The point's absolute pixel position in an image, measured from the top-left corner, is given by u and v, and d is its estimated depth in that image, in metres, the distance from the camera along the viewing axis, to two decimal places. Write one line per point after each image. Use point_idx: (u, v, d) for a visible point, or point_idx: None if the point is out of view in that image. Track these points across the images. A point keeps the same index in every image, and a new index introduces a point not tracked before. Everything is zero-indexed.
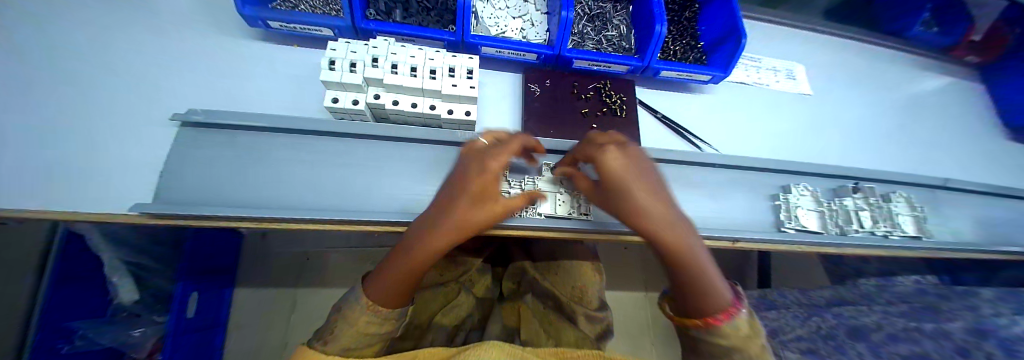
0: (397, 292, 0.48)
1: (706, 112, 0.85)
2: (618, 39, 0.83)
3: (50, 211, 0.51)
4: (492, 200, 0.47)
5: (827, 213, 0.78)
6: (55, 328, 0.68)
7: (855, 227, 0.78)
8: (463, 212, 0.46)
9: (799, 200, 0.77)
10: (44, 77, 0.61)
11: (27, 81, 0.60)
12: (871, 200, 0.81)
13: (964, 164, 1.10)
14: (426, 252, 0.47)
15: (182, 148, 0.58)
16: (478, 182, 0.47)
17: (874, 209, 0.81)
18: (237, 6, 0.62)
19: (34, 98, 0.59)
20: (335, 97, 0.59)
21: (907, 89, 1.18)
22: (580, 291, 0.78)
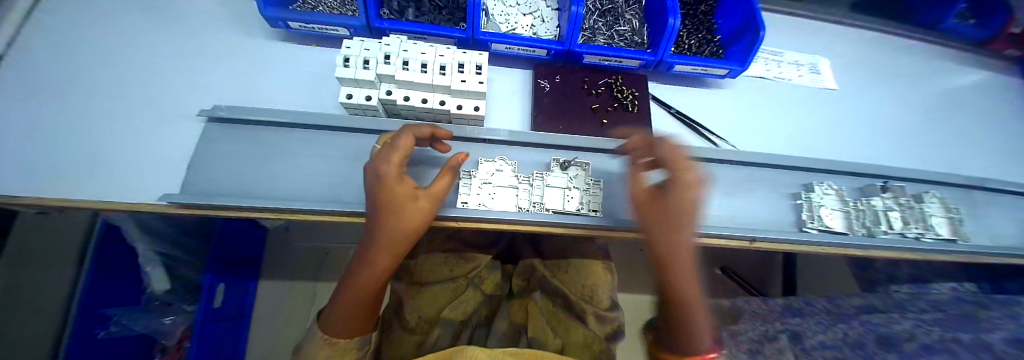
0: (358, 315, 0.51)
1: (723, 108, 0.83)
2: (631, 34, 0.81)
3: (91, 201, 0.55)
4: (404, 206, 0.49)
5: (853, 214, 0.74)
6: (92, 315, 0.72)
7: (884, 228, 0.74)
8: (387, 226, 0.50)
9: (822, 199, 0.74)
10: (91, 81, 0.66)
11: (76, 85, 0.65)
12: (902, 200, 0.77)
13: (1007, 164, 1.03)
14: (372, 275, 0.50)
15: (207, 143, 0.61)
16: (389, 190, 0.49)
17: (906, 211, 0.77)
18: (260, 7, 0.65)
19: (82, 100, 0.64)
20: (349, 93, 0.61)
21: (942, 84, 1.11)
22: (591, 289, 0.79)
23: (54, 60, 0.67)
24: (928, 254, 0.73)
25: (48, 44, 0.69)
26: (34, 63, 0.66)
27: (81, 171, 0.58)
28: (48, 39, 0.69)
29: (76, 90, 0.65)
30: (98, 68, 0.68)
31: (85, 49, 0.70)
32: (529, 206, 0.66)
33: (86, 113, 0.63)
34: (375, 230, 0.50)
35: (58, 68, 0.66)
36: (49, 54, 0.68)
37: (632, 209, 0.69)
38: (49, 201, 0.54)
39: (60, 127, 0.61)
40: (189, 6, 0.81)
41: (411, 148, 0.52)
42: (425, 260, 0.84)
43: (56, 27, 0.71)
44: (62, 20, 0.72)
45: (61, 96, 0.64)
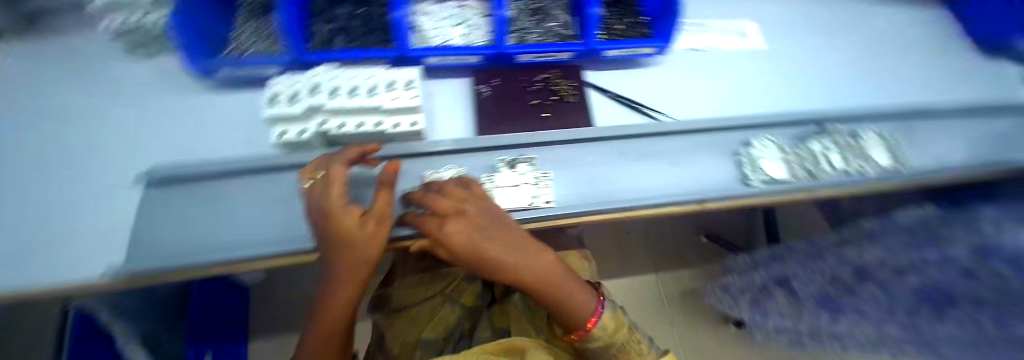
0: (331, 349, 0.57)
1: (659, 84, 0.86)
2: (560, 28, 0.85)
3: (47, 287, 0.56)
4: (357, 236, 0.51)
5: (790, 160, 0.77)
6: None
7: (824, 167, 0.77)
8: (341, 256, 0.52)
9: (762, 152, 0.76)
10: (44, 175, 0.69)
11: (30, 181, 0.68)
12: (840, 142, 0.80)
13: (940, 88, 1.08)
14: (334, 310, 0.55)
15: (150, 208, 0.61)
16: (337, 222, 0.50)
17: (845, 150, 0.79)
18: (190, 60, 0.72)
19: (38, 193, 0.67)
20: (284, 130, 0.62)
21: (867, 25, 1.17)
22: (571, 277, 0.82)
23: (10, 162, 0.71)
24: (875, 187, 0.74)
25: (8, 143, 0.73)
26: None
27: (36, 260, 0.60)
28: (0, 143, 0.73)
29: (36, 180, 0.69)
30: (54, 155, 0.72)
31: (39, 141, 0.74)
32: None
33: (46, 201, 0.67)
34: (331, 265, 0.53)
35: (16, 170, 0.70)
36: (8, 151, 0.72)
37: (587, 193, 0.70)
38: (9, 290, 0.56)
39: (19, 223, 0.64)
40: (132, 80, 0.84)
41: (345, 176, 0.53)
42: (404, 283, 0.84)
43: (13, 126, 0.75)
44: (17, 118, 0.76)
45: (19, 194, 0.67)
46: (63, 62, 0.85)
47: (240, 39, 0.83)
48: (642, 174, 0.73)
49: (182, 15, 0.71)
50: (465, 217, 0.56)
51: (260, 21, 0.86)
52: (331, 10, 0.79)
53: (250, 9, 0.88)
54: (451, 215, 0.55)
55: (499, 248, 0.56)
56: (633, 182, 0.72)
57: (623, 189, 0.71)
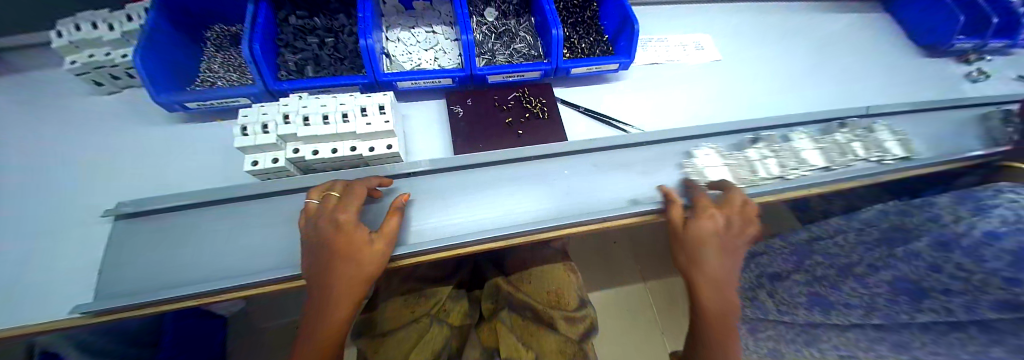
0: None
1: (625, 97, 0.91)
2: (527, 49, 0.89)
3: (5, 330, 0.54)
4: (359, 252, 0.50)
5: (824, 148, 0.84)
6: None
7: (852, 156, 0.83)
8: (344, 273, 0.50)
9: (799, 145, 0.84)
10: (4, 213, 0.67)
11: None
12: (857, 133, 0.87)
13: (887, 88, 1.16)
14: (326, 330, 0.51)
15: (115, 243, 0.60)
16: (343, 238, 0.50)
17: (860, 140, 0.86)
18: (152, 94, 0.67)
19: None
20: (255, 159, 0.62)
21: (815, 33, 1.26)
22: (557, 294, 0.84)
23: None
24: (833, 185, 0.79)
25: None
26: None
27: None
28: None
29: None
30: (15, 195, 0.70)
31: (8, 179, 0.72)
32: (466, 224, 0.66)
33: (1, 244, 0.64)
34: (327, 283, 0.50)
35: None
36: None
37: (567, 204, 0.71)
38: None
39: None
40: (102, 115, 0.83)
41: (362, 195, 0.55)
42: (387, 307, 0.82)
43: None
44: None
45: None
46: (36, 104, 0.85)
47: (210, 71, 0.84)
48: (618, 185, 0.75)
49: (144, 49, 0.67)
50: (729, 228, 0.63)
51: (230, 53, 0.88)
52: (298, 39, 0.80)
53: (218, 42, 0.89)
54: (724, 220, 0.63)
55: (732, 267, 0.64)
56: (611, 192, 0.73)
57: (605, 198, 0.73)
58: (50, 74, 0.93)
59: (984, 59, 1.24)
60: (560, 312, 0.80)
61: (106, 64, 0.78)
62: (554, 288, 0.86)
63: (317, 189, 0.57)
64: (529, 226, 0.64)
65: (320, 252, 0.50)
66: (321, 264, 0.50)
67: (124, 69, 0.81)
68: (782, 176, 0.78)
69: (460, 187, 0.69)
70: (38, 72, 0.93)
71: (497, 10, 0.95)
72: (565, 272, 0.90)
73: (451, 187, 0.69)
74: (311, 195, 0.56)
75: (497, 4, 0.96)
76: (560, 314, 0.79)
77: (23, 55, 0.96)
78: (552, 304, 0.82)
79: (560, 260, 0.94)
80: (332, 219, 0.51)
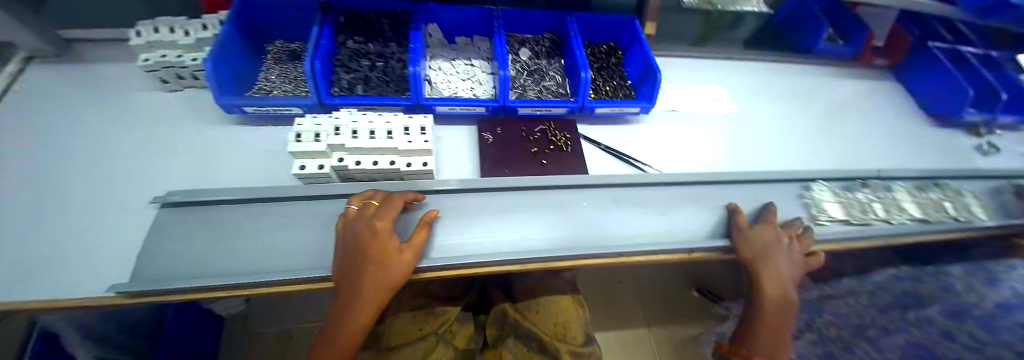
0: None
1: (643, 139, 0.97)
2: (556, 87, 0.97)
3: (41, 301, 0.56)
4: (391, 259, 0.54)
5: (923, 205, 0.94)
6: None
7: (945, 213, 0.92)
8: (374, 279, 0.52)
9: (899, 196, 0.94)
10: (59, 190, 0.72)
11: (42, 195, 0.71)
12: (947, 193, 0.97)
13: (898, 153, 1.20)
14: (344, 336, 0.53)
15: (157, 229, 0.63)
16: (377, 244, 0.53)
17: (950, 200, 0.95)
18: (217, 97, 0.74)
19: (46, 206, 0.70)
20: (303, 164, 0.68)
21: (827, 95, 1.33)
22: (564, 327, 0.84)
23: (30, 176, 0.74)
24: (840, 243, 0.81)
25: (29, 163, 0.76)
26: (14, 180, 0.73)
27: (27, 272, 0.60)
28: (26, 159, 0.77)
29: (45, 199, 0.71)
30: (73, 175, 0.75)
31: (66, 159, 0.78)
32: (487, 245, 0.68)
33: (50, 220, 0.68)
34: (355, 288, 0.52)
35: (32, 183, 0.73)
36: (33, 170, 0.75)
37: (585, 235, 0.73)
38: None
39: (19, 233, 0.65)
40: (161, 110, 0.91)
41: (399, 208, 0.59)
42: (395, 321, 0.82)
43: (49, 146, 0.80)
44: (40, 141, 0.81)
45: (27, 206, 0.69)
46: (102, 93, 0.94)
47: (266, 80, 0.92)
48: (634, 221, 0.77)
49: (217, 56, 0.75)
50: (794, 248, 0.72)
51: (287, 66, 0.97)
52: (352, 61, 0.89)
53: (277, 55, 0.98)
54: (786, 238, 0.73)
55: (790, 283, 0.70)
56: (628, 228, 0.76)
57: (622, 233, 0.75)
58: (117, 66, 1.01)
59: (994, 133, 1.29)
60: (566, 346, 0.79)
61: (175, 65, 0.85)
62: (562, 321, 0.85)
63: (355, 199, 0.61)
64: (548, 255, 0.66)
65: (356, 254, 0.53)
66: (354, 269, 0.52)
67: (190, 71, 0.88)
68: (887, 220, 0.89)
69: (485, 208, 0.73)
70: (106, 63, 1.02)
71: (531, 50, 1.04)
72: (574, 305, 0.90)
73: (476, 208, 0.72)
74: (349, 204, 0.60)
75: (531, 45, 1.06)
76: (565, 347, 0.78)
77: (96, 47, 1.06)
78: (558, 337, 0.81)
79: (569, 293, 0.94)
80: (370, 227, 0.55)
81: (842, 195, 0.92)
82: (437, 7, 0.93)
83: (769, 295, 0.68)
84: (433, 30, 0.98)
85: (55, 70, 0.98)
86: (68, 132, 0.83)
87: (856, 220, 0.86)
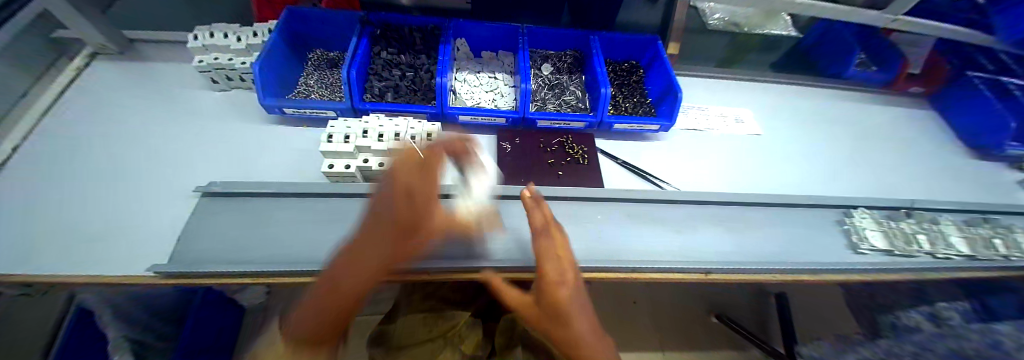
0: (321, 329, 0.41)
1: (661, 156, 0.97)
2: (575, 101, 1.00)
3: (88, 274, 0.61)
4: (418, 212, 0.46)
5: (972, 239, 0.91)
6: None
7: (996, 251, 0.90)
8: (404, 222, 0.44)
9: (947, 229, 0.92)
10: (114, 176, 0.79)
11: (100, 179, 0.78)
12: (998, 229, 0.95)
13: (938, 184, 1.14)
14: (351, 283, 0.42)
15: (195, 216, 0.68)
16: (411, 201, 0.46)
17: (1001, 236, 0.93)
18: (261, 98, 0.80)
19: (102, 189, 0.76)
20: (332, 163, 0.72)
21: (858, 121, 1.29)
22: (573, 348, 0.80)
23: (91, 161, 0.82)
24: (854, 274, 0.81)
25: (87, 150, 0.84)
26: (73, 166, 0.80)
27: (79, 248, 0.66)
28: (88, 145, 0.85)
29: (101, 183, 0.77)
30: (124, 163, 0.82)
31: (121, 147, 0.86)
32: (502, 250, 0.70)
33: (101, 202, 0.74)
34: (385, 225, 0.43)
35: (91, 168, 0.80)
36: (93, 155, 0.83)
37: (599, 248, 0.73)
38: (44, 279, 0.60)
39: (77, 212, 0.71)
40: (206, 108, 0.98)
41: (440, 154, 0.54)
42: (406, 322, 0.83)
43: (109, 134, 0.88)
44: (101, 130, 0.89)
45: (86, 188, 0.76)
46: (157, 89, 1.03)
47: (306, 85, 0.99)
48: (650, 238, 0.77)
49: (264, 61, 0.82)
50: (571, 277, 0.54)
51: (324, 72, 1.03)
52: (385, 70, 0.95)
53: (316, 62, 1.05)
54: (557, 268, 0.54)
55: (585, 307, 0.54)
56: (645, 244, 0.75)
57: (639, 248, 0.75)
58: (169, 66, 1.10)
59: None
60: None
61: (226, 67, 0.93)
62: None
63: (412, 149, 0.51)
64: None
65: (385, 222, 0.43)
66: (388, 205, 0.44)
67: (238, 73, 0.95)
68: (932, 253, 0.87)
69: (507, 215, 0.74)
70: (160, 63, 1.11)
71: (553, 66, 1.08)
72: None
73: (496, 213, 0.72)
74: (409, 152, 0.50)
75: (553, 61, 1.09)
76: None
77: (152, 47, 1.16)
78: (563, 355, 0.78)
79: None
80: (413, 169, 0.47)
81: (883, 223, 0.90)
82: (466, 23, 0.99)
83: (557, 336, 0.53)
84: (461, 44, 1.03)
85: (115, 68, 1.08)
86: (122, 124, 0.91)
87: (896, 250, 0.85)
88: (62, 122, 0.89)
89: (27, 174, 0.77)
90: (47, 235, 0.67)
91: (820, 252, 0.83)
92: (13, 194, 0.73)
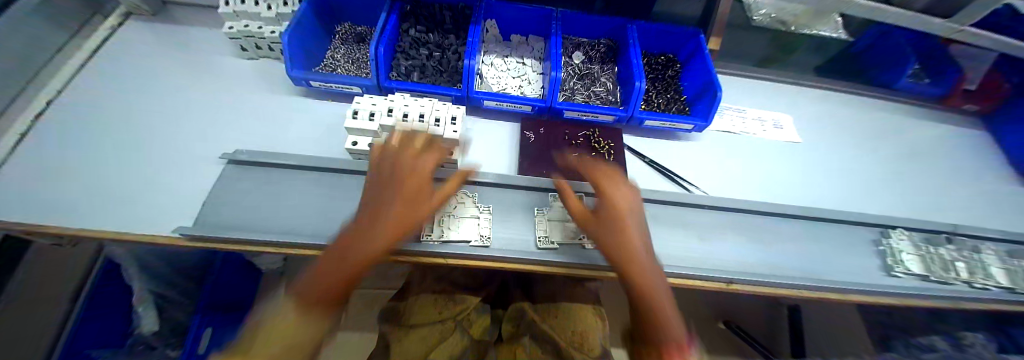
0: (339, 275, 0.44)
1: (690, 157, 0.93)
2: (605, 94, 0.97)
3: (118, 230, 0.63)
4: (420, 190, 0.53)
5: (1015, 271, 0.86)
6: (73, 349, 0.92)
7: None
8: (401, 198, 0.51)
9: (988, 259, 0.86)
10: (138, 136, 0.81)
11: (125, 137, 0.80)
12: None
13: (985, 210, 1.07)
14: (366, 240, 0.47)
15: (222, 181, 0.69)
16: (420, 165, 0.56)
17: None
18: (289, 69, 0.79)
19: (128, 149, 0.78)
20: (355, 140, 0.70)
21: (904, 136, 1.21)
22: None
23: (118, 120, 0.83)
24: (880, 296, 0.77)
25: (114, 110, 0.85)
26: (102, 124, 0.81)
27: (109, 202, 0.68)
28: (118, 103, 0.87)
29: (127, 142, 0.79)
30: (150, 123, 0.83)
31: (148, 108, 0.87)
32: (519, 241, 0.70)
33: (126, 160, 0.76)
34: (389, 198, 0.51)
35: (117, 126, 0.82)
36: (122, 114, 0.85)
37: None
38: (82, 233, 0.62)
39: (105, 168, 0.74)
40: (232, 74, 0.98)
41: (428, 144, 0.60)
42: (417, 301, 0.84)
43: (138, 94, 0.90)
44: (129, 90, 0.90)
45: (112, 145, 0.78)
46: (186, 52, 1.03)
47: (333, 59, 0.97)
48: (674, 241, 0.74)
49: (293, 31, 0.81)
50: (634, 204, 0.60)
51: (351, 46, 1.02)
52: (412, 49, 0.93)
53: (344, 36, 1.03)
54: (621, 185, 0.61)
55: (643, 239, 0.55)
56: (668, 248, 0.73)
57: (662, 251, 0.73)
58: (199, 31, 1.10)
59: None
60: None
61: (256, 35, 0.92)
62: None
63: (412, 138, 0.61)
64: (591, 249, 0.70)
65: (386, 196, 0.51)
66: (389, 180, 0.53)
67: (267, 42, 0.94)
68: (969, 282, 0.82)
69: (538, 201, 0.75)
70: (190, 28, 1.11)
71: (585, 55, 1.04)
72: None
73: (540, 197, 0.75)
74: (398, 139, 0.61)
75: (586, 49, 1.05)
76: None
77: (183, 11, 1.15)
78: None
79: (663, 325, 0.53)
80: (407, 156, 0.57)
81: (921, 247, 0.84)
82: (500, 4, 0.95)
83: (621, 241, 0.53)
84: (491, 26, 1.00)
85: (146, 29, 1.08)
86: (148, 87, 0.91)
87: (933, 276, 0.80)
88: (96, 81, 0.91)
89: (59, 129, 0.79)
90: (79, 190, 0.69)
91: (848, 271, 0.79)
92: (47, 147, 0.75)
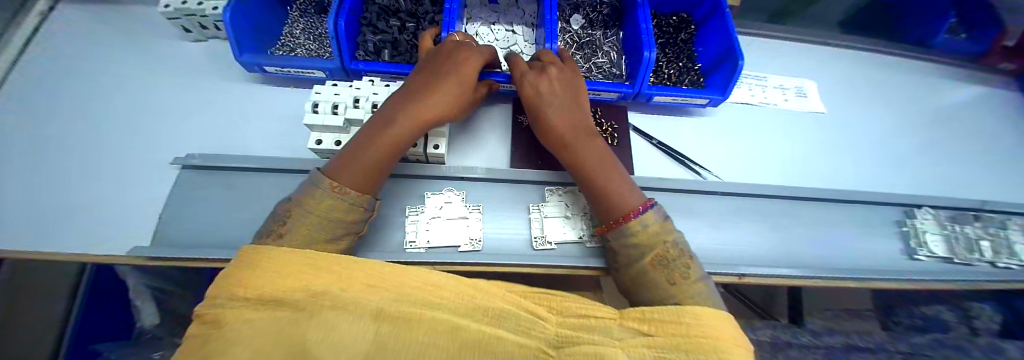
0: (365, 163, 0.47)
1: (703, 137, 0.83)
2: (608, 66, 0.85)
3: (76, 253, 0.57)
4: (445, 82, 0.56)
5: None
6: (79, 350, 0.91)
7: None
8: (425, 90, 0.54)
9: (1014, 235, 0.80)
10: (81, 138, 0.71)
11: (65, 141, 0.71)
12: None
13: (1010, 179, 0.99)
14: (385, 126, 0.50)
15: (180, 190, 0.61)
16: (474, 51, 0.61)
17: None
18: (236, 53, 0.68)
19: (73, 154, 0.69)
20: (319, 138, 0.60)
21: (935, 100, 1.10)
22: (676, 292, 0.42)
23: (56, 120, 0.73)
24: (901, 283, 0.72)
25: (50, 109, 0.74)
26: (44, 125, 0.72)
27: (63, 218, 0.62)
28: (54, 99, 0.76)
29: (68, 147, 0.70)
30: (95, 121, 0.74)
31: (88, 105, 0.76)
32: (517, 241, 0.65)
33: (75, 166, 0.68)
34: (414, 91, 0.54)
35: (55, 127, 0.72)
36: (59, 113, 0.74)
37: None
38: (40, 258, 0.56)
39: (50, 178, 0.66)
40: (180, 61, 0.85)
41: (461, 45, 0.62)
42: None
43: (75, 88, 0.78)
44: (65, 83, 0.78)
45: (55, 150, 0.69)
46: (124, 33, 0.89)
47: (291, 36, 0.84)
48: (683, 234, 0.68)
49: (236, 4, 0.68)
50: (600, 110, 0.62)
51: (313, 20, 0.88)
52: (380, 20, 0.80)
53: (303, 7, 0.89)
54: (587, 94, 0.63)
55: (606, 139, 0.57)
56: None
57: None
58: (139, 8, 0.94)
59: None
60: (682, 344, 0.34)
61: (196, 13, 0.77)
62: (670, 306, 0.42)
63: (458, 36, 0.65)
64: (595, 248, 0.64)
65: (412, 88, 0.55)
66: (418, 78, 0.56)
67: (212, 20, 0.80)
68: (992, 261, 0.78)
69: (535, 196, 0.68)
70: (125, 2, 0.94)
71: (584, 18, 0.91)
72: (671, 265, 0.44)
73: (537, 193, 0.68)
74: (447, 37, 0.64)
75: (586, 11, 0.92)
76: (631, 321, 0.40)
77: None
78: (682, 338, 0.34)
79: (663, 235, 0.46)
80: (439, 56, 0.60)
81: (947, 227, 0.78)
82: None
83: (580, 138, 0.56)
84: None
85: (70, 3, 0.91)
86: (84, 80, 0.79)
87: (954, 257, 0.75)
88: (28, 73, 0.78)
89: (3, 132, 0.70)
90: (31, 207, 0.63)
91: (865, 256, 0.74)
92: None
